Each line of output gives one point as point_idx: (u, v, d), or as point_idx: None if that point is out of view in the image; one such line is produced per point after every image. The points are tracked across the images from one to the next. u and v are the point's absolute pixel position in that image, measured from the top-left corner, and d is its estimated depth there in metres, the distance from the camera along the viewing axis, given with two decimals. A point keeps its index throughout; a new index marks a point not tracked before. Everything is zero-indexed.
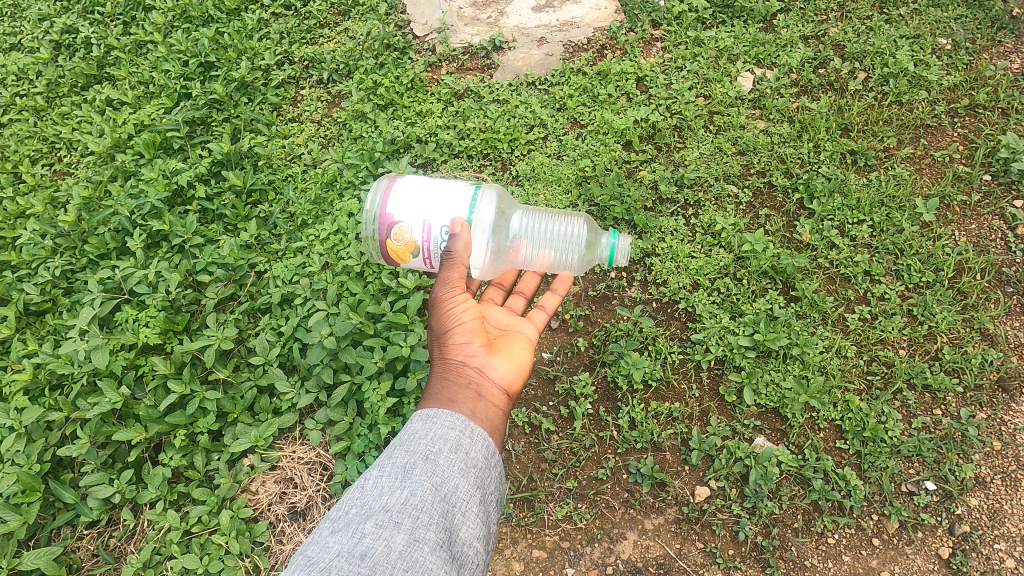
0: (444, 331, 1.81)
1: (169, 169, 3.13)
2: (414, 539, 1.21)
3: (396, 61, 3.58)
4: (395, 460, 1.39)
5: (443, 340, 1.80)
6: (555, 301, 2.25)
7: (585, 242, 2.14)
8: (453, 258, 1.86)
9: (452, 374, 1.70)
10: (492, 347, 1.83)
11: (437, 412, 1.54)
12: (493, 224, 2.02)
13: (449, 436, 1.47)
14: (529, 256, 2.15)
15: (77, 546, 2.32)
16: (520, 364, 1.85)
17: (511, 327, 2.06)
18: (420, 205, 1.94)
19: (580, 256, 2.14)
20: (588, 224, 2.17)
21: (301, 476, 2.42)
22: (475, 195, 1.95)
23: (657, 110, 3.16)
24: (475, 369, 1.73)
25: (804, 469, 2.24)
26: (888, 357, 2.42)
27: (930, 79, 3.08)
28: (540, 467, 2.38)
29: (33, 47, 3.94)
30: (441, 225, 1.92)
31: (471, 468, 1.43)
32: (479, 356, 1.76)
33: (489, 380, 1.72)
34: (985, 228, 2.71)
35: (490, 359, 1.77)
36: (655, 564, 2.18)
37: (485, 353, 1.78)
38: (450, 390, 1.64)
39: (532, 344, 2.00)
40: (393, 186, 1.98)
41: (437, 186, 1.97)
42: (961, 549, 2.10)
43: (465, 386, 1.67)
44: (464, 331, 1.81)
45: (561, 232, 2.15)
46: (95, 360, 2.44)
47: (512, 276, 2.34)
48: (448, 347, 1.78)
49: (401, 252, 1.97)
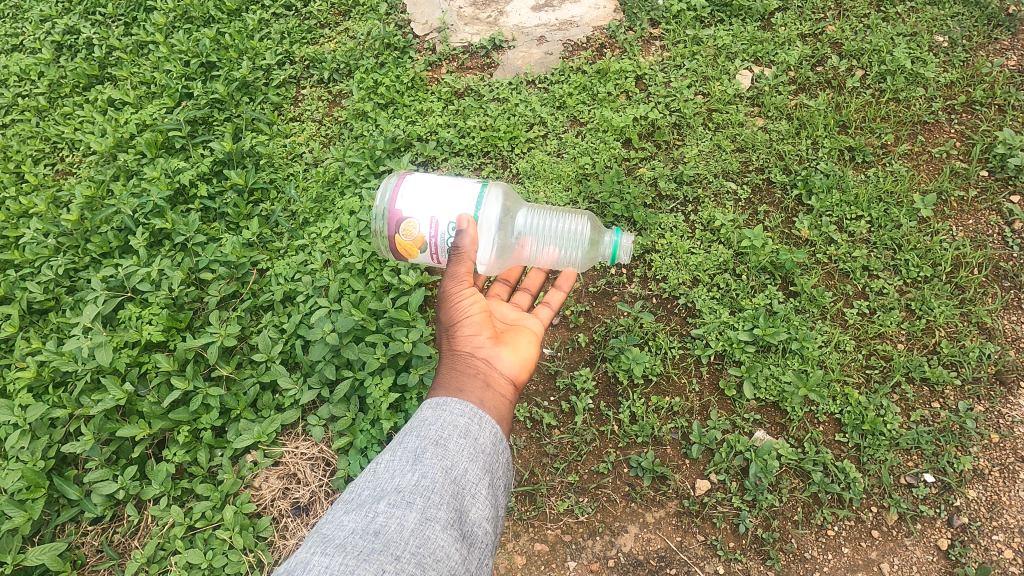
0: (452, 322, 1.82)
1: (171, 169, 3.15)
2: (426, 518, 1.24)
3: (397, 61, 3.59)
4: (406, 445, 1.41)
5: (451, 332, 1.81)
6: (559, 298, 2.28)
7: (589, 240, 2.19)
8: (462, 253, 1.86)
9: (460, 364, 1.72)
10: (499, 340, 1.85)
11: (446, 400, 1.56)
12: (499, 221, 2.05)
13: (459, 422, 1.49)
14: (534, 253, 2.19)
15: (81, 542, 2.33)
16: (527, 357, 1.88)
17: (518, 321, 2.07)
18: (427, 201, 1.95)
19: (584, 253, 2.19)
20: (591, 222, 2.21)
21: (304, 471, 2.44)
22: (482, 193, 1.98)
23: (656, 108, 3.18)
24: (483, 360, 1.75)
25: (804, 462, 2.26)
26: (886, 351, 2.44)
27: (927, 76, 3.10)
28: (542, 461, 2.40)
29: (35, 48, 3.96)
30: (448, 222, 1.94)
31: (480, 453, 1.45)
32: (486, 348, 1.78)
33: (496, 371, 1.75)
34: (983, 223, 2.73)
35: (497, 351, 1.79)
36: (656, 557, 2.19)
37: (493, 345, 1.80)
38: (458, 379, 1.66)
39: (537, 339, 2.02)
40: (401, 183, 2.00)
41: (444, 183, 1.99)
42: (960, 541, 2.11)
43: (473, 375, 1.69)
44: (472, 323, 1.82)
45: (565, 229, 2.20)
46: (99, 357, 2.47)
47: (517, 273, 2.35)
48: (456, 339, 1.79)
49: (409, 248, 1.98)
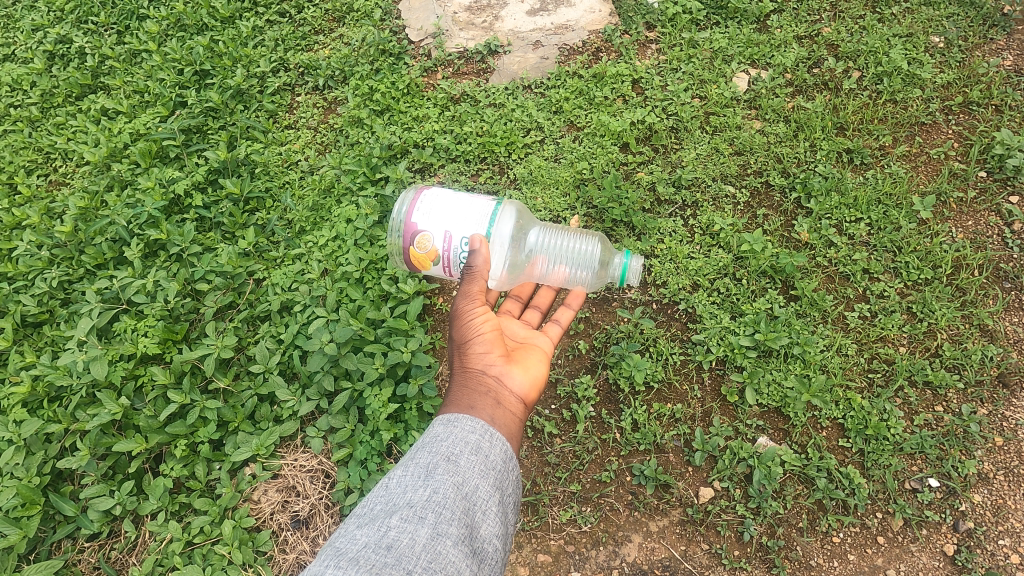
0: (464, 340, 1.80)
1: (166, 179, 3.14)
2: (437, 533, 1.21)
3: (392, 66, 3.57)
4: (418, 460, 1.39)
5: (462, 349, 1.79)
6: (569, 316, 2.27)
7: (598, 261, 2.17)
8: (475, 272, 1.85)
9: (470, 381, 1.70)
10: (511, 358, 1.84)
11: (457, 416, 1.54)
12: (512, 237, 2.04)
13: (469, 438, 1.47)
14: (545, 271, 2.18)
15: (77, 559, 2.29)
16: (537, 375, 1.86)
17: (527, 340, 2.06)
18: (441, 216, 1.96)
19: (594, 273, 2.17)
20: (602, 243, 2.19)
21: (303, 484, 2.40)
22: (495, 211, 1.97)
23: (653, 112, 3.17)
24: (494, 377, 1.73)
25: (807, 469, 2.24)
26: (888, 355, 2.43)
27: (924, 77, 3.09)
28: (544, 471, 2.37)
29: (27, 57, 3.92)
30: (462, 238, 1.94)
31: (490, 470, 1.43)
32: (497, 366, 1.76)
33: (507, 389, 1.73)
34: (983, 224, 2.72)
35: (508, 369, 1.77)
36: (661, 567, 2.17)
37: (504, 363, 1.78)
38: (470, 396, 1.64)
39: (547, 357, 2.01)
40: (418, 197, 2.01)
41: (460, 200, 1.99)
42: (967, 546, 2.10)
43: (485, 393, 1.66)
44: (484, 341, 1.80)
45: (576, 249, 2.18)
46: (94, 371, 2.44)
47: (528, 289, 2.32)
48: (467, 356, 1.77)
49: (422, 260, 1.99)
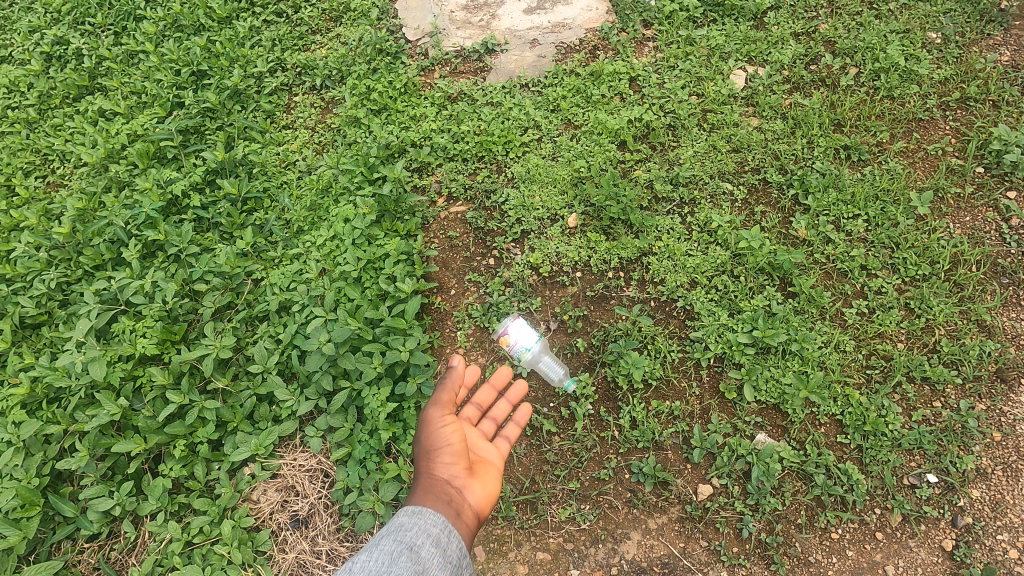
0: (429, 449, 1.87)
1: (164, 179, 3.14)
2: None
3: (389, 66, 3.57)
4: (383, 548, 1.52)
5: (428, 458, 1.86)
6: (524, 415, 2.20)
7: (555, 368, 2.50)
8: (447, 382, 1.99)
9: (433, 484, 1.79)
10: (472, 471, 1.90)
11: (420, 514, 1.66)
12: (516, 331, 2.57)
13: (431, 531, 1.61)
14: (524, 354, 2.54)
15: (77, 560, 2.29)
16: (497, 489, 1.93)
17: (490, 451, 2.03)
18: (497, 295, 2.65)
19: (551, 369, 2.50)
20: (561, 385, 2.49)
21: (302, 483, 2.40)
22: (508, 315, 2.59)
23: (650, 109, 3.18)
24: (456, 485, 1.82)
25: (805, 465, 2.24)
26: (886, 351, 2.44)
27: (920, 73, 3.10)
28: (543, 469, 2.36)
29: (23, 59, 3.91)
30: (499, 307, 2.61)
31: (448, 563, 1.58)
32: (461, 478, 1.84)
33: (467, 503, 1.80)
34: (980, 220, 2.72)
35: (470, 484, 1.85)
36: (660, 564, 2.16)
37: (465, 475, 1.85)
38: (431, 498, 1.74)
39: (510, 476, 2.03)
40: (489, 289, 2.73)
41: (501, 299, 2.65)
42: (965, 541, 2.10)
43: (447, 498, 1.76)
44: (450, 451, 1.87)
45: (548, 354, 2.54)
46: (93, 372, 2.45)
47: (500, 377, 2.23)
48: (433, 465, 1.84)
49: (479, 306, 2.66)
